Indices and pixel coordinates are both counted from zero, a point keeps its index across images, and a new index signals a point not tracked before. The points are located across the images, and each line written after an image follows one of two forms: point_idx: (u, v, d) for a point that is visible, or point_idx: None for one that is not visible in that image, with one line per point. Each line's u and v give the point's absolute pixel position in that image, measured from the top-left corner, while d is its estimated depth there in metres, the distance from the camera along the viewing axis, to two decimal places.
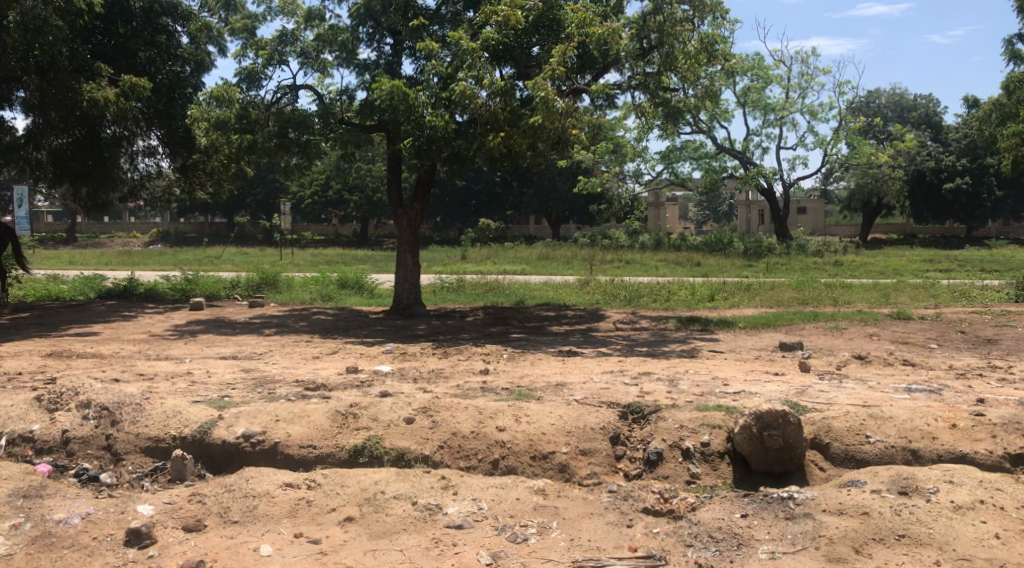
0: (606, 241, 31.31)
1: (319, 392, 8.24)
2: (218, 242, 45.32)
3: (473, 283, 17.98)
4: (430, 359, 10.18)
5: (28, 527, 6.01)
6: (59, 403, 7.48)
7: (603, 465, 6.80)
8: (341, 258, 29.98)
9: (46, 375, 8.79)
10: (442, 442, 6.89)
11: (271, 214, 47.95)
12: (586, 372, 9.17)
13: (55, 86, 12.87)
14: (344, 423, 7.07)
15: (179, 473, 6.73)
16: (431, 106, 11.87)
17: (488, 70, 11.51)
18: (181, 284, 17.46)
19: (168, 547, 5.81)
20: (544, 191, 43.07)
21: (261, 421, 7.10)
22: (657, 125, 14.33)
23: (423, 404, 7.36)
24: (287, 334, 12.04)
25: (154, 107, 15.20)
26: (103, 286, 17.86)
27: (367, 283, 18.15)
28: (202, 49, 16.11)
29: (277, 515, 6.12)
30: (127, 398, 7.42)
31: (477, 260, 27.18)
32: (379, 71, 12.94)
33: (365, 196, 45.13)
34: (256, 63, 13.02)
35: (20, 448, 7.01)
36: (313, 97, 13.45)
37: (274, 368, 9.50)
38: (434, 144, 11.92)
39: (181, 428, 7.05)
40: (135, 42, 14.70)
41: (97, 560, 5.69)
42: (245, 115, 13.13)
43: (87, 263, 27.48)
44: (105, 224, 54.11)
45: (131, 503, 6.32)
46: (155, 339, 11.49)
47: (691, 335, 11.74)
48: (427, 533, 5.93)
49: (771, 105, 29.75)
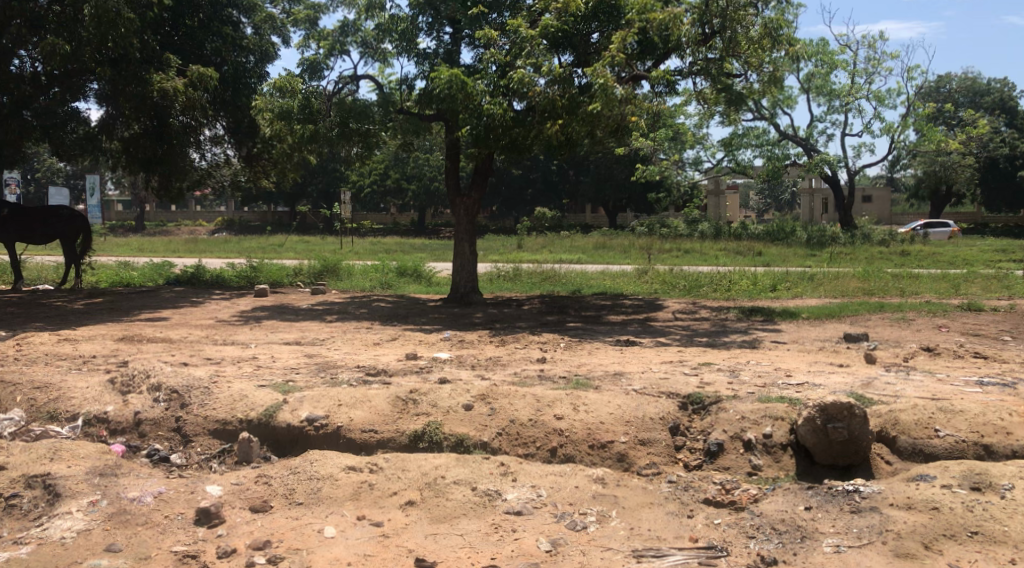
0: (665, 229, 30.98)
1: (380, 378, 8.38)
2: (280, 230, 46.01)
3: (529, 272, 17.93)
4: (487, 347, 10.22)
5: (105, 504, 5.97)
6: (131, 386, 7.75)
7: (662, 455, 6.78)
8: (399, 248, 30.08)
9: (119, 358, 9.06)
10: (500, 429, 6.95)
11: (331, 203, 48.51)
12: (644, 362, 9.11)
13: (126, 77, 13.12)
14: (405, 409, 7.18)
15: (245, 456, 6.89)
16: (490, 94, 11.88)
17: (547, 57, 11.45)
18: (246, 271, 17.86)
19: (236, 527, 5.87)
20: (601, 179, 42.83)
21: (324, 406, 7.25)
22: (719, 112, 14.09)
23: (481, 391, 7.44)
24: (348, 321, 12.25)
25: (220, 97, 15.37)
26: (171, 273, 18.37)
27: (424, 272, 18.33)
28: (267, 39, 16.26)
29: (340, 497, 6.21)
30: (196, 382, 7.67)
31: (534, 249, 27.14)
32: (439, 60, 12.95)
33: (422, 185, 45.49)
34: (318, 54, 13.23)
35: (95, 428, 7.24)
36: (374, 87, 13.60)
37: (336, 354, 9.67)
38: (492, 132, 11.84)
39: (247, 411, 7.24)
40: (202, 33, 14.93)
41: (169, 539, 5.72)
42: (307, 106, 13.32)
43: (155, 252, 28.22)
44: (173, 212, 55.70)
45: (199, 484, 6.39)
46: (221, 325, 11.76)
47: (752, 326, 11.57)
48: (487, 518, 5.98)
49: (836, 91, 29.01)
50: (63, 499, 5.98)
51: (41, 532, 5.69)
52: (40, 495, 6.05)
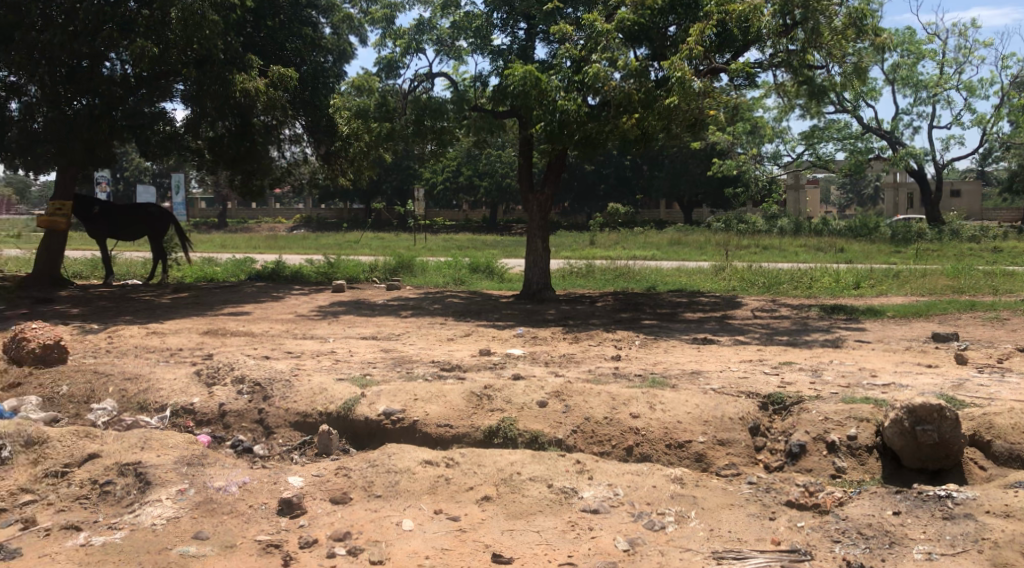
0: (742, 225, 30.41)
1: (454, 373, 8.44)
2: (356, 227, 46.83)
3: (603, 269, 17.82)
4: (561, 344, 10.18)
5: (193, 493, 6.14)
6: (216, 378, 7.98)
7: (741, 456, 6.64)
8: (472, 243, 30.27)
9: (204, 351, 9.34)
10: (576, 426, 6.91)
11: (405, 200, 49.13)
12: (722, 360, 8.94)
13: (210, 78, 13.31)
14: (479, 404, 7.21)
15: (325, 448, 7.01)
16: (564, 90, 11.80)
17: (623, 51, 11.39)
18: (323, 267, 18.22)
19: (317, 518, 5.98)
20: (676, 174, 42.29)
21: (400, 400, 7.34)
22: (799, 105, 13.75)
23: (556, 388, 7.41)
24: (423, 316, 12.37)
25: (299, 96, 15.67)
26: (252, 269, 18.87)
27: (497, 268, 18.39)
28: (344, 39, 16.61)
29: (417, 491, 6.26)
30: (277, 375, 7.86)
31: (608, 245, 26.97)
32: (513, 56, 12.96)
33: (494, 181, 45.68)
34: (394, 53, 13.38)
35: (182, 419, 7.45)
36: (448, 84, 13.69)
37: (412, 349, 9.78)
38: (566, 128, 11.71)
39: (327, 404, 7.37)
40: (283, 34, 15.28)
41: (253, 528, 5.85)
42: (384, 104, 13.55)
43: (237, 248, 29.06)
44: (253, 209, 57.23)
45: (281, 475, 6.53)
46: (301, 320, 12.02)
47: (835, 324, 11.25)
48: (563, 516, 5.96)
49: (923, 82, 27.99)
50: (153, 487, 6.16)
51: (134, 518, 5.86)
52: (132, 482, 6.24)
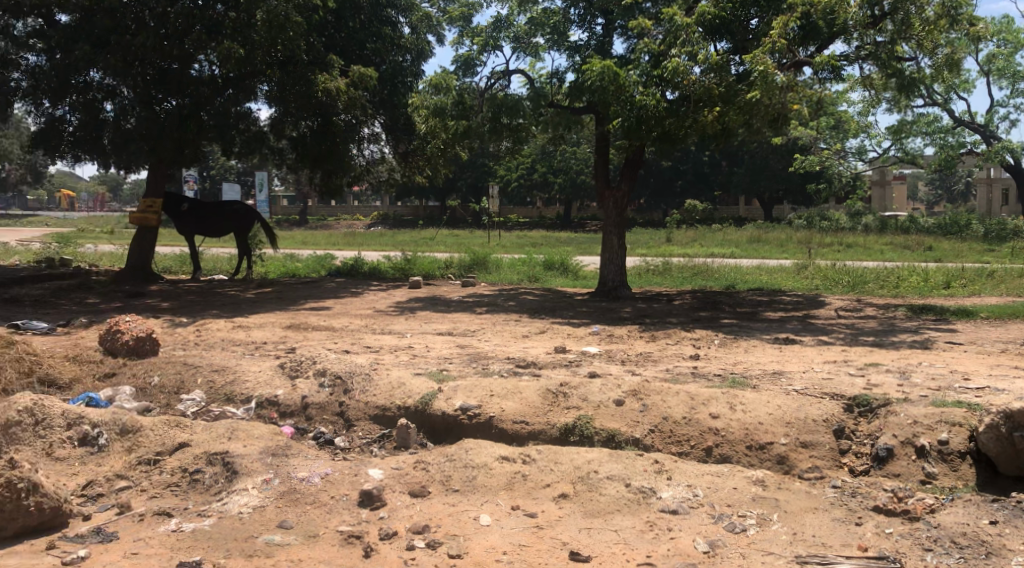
0: (825, 223, 29.61)
1: (531, 370, 8.45)
2: (432, 224, 47.34)
3: (680, 266, 17.58)
4: (638, 342, 10.09)
5: (277, 483, 6.29)
6: (299, 370, 8.16)
7: (825, 459, 6.47)
8: (546, 240, 30.26)
9: (287, 345, 9.58)
10: (653, 426, 6.83)
11: (480, 197, 49.42)
12: (805, 361, 8.72)
13: (294, 79, 13.76)
14: (556, 401, 7.20)
15: (404, 442, 7.13)
16: (642, 85, 11.66)
17: (703, 45, 11.22)
18: (400, 264, 18.48)
19: (396, 511, 6.07)
20: (756, 170, 41.43)
21: (477, 395, 7.38)
22: (887, 98, 13.30)
23: (633, 386, 7.33)
24: (498, 313, 12.41)
25: (379, 95, 16.01)
26: (332, 265, 19.27)
27: (572, 265, 18.34)
28: (423, 38, 16.70)
29: (495, 486, 6.29)
30: (357, 368, 8.00)
31: (684, 242, 26.62)
32: (590, 52, 12.89)
33: (569, 178, 45.53)
34: (472, 50, 13.44)
35: (267, 410, 7.65)
36: (525, 81, 13.70)
37: (488, 345, 9.82)
38: (644, 123, 11.56)
39: (405, 399, 7.47)
40: (363, 34, 15.48)
41: (335, 518, 5.97)
42: (461, 102, 13.74)
43: (317, 244, 29.69)
44: (332, 207, 58.40)
45: (362, 467, 6.62)
46: (379, 315, 12.21)
47: (924, 325, 10.85)
48: (641, 515, 5.91)
49: (1021, 72, 26.74)
50: (240, 476, 6.34)
51: (222, 506, 6.04)
52: (220, 471, 6.43)
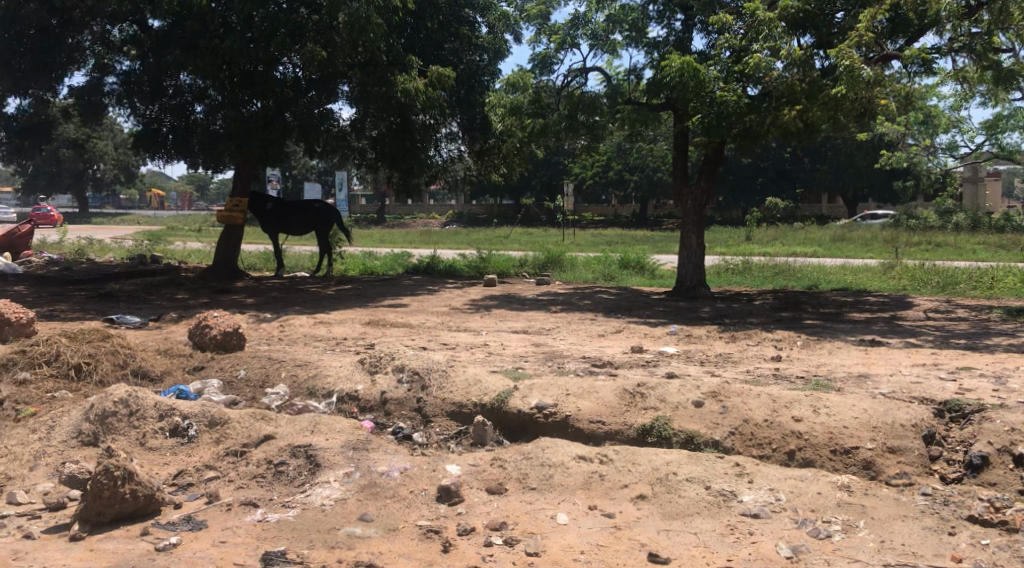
0: (912, 221, 28.60)
1: (607, 369, 8.40)
2: (507, 223, 47.52)
3: (760, 266, 17.22)
4: (717, 343, 9.92)
5: (358, 476, 6.40)
6: (378, 366, 8.28)
7: (914, 465, 6.25)
8: (621, 239, 30.05)
9: (366, 341, 9.75)
10: (733, 428, 6.71)
11: (555, 195, 49.39)
12: (892, 364, 8.44)
13: (374, 79, 13.87)
14: (633, 401, 7.13)
15: (480, 438, 7.14)
16: (723, 80, 11.54)
17: (786, 40, 10.94)
18: (476, 262, 18.59)
19: (474, 507, 6.11)
20: (840, 167, 40.30)
21: (554, 394, 7.37)
22: (982, 91, 12.72)
23: (712, 388, 7.22)
24: (573, 312, 12.38)
25: (457, 95, 16.17)
26: (409, 262, 19.52)
27: (649, 264, 18.15)
28: (500, 36, 16.73)
29: (572, 485, 6.27)
30: (435, 365, 8.08)
31: (763, 241, 26.08)
32: (669, 48, 12.74)
33: (645, 176, 45.09)
34: (549, 49, 13.45)
35: (347, 405, 7.79)
36: (602, 79, 13.62)
37: (564, 344, 9.80)
38: (724, 120, 11.33)
39: (481, 396, 7.52)
40: (441, 35, 15.60)
41: (414, 513, 6.04)
42: (539, 100, 13.80)
43: (395, 242, 30.13)
44: (408, 205, 59.19)
45: (440, 462, 6.68)
46: (455, 313, 12.31)
47: (1021, 328, 10.37)
48: (721, 518, 5.82)
49: None
50: (323, 469, 6.48)
51: (305, 498, 6.19)
52: (303, 464, 6.58)
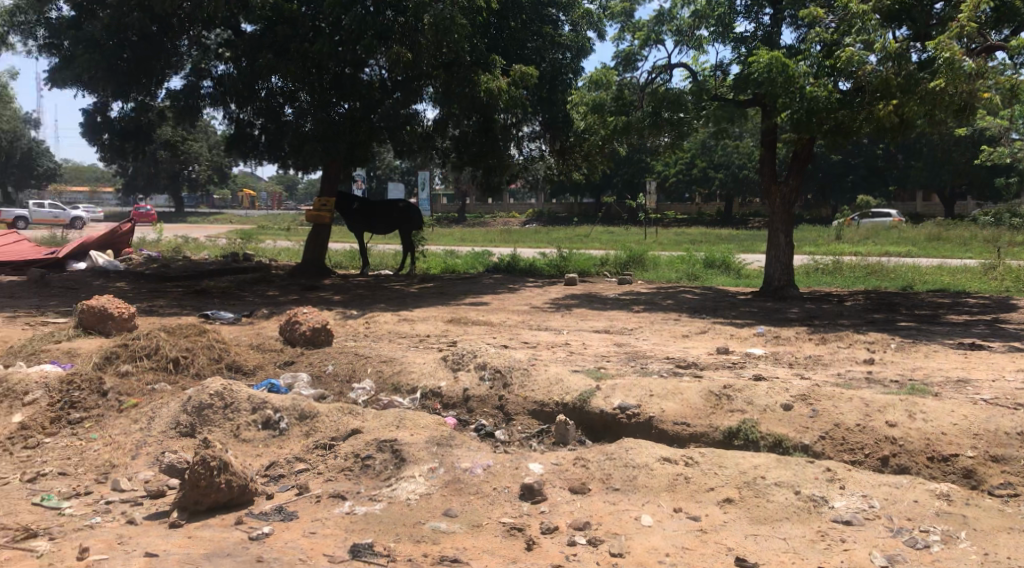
0: (1016, 219, 27.26)
1: (691, 370, 8.28)
2: (588, 221, 47.30)
3: (851, 266, 16.70)
4: (806, 345, 9.66)
5: (442, 472, 6.47)
6: (460, 363, 8.33)
7: (1019, 475, 5.99)
8: (705, 238, 29.55)
9: (448, 339, 9.85)
10: (823, 432, 6.52)
11: (636, 193, 48.91)
12: (995, 369, 8.06)
13: (457, 79, 14.03)
14: (718, 404, 7.01)
15: (562, 437, 7.13)
16: (813, 76, 11.21)
17: (881, 33, 10.63)
18: (557, 260, 18.58)
19: (557, 506, 6.09)
20: (937, 163, 38.71)
21: (637, 394, 7.30)
22: None
23: (802, 391, 7.04)
24: (656, 312, 12.24)
25: (539, 94, 16.31)
26: (490, 261, 19.65)
27: (734, 264, 17.81)
28: (583, 34, 16.73)
29: (656, 487, 6.19)
30: (516, 363, 8.11)
31: (855, 240, 25.26)
32: (757, 43, 12.47)
33: (730, 173, 44.25)
34: (633, 46, 13.34)
35: (431, 401, 7.88)
36: (687, 75, 13.45)
37: (647, 344, 9.70)
38: (815, 116, 11.03)
39: (563, 395, 7.50)
40: (524, 34, 15.62)
41: (497, 510, 6.07)
42: (621, 98, 13.74)
43: (477, 241, 30.34)
44: (490, 204, 59.54)
45: (523, 460, 6.69)
46: (536, 311, 12.32)
47: None
48: (812, 524, 5.67)
49: None
50: (408, 464, 6.57)
51: (391, 492, 6.28)
52: (389, 458, 6.68)
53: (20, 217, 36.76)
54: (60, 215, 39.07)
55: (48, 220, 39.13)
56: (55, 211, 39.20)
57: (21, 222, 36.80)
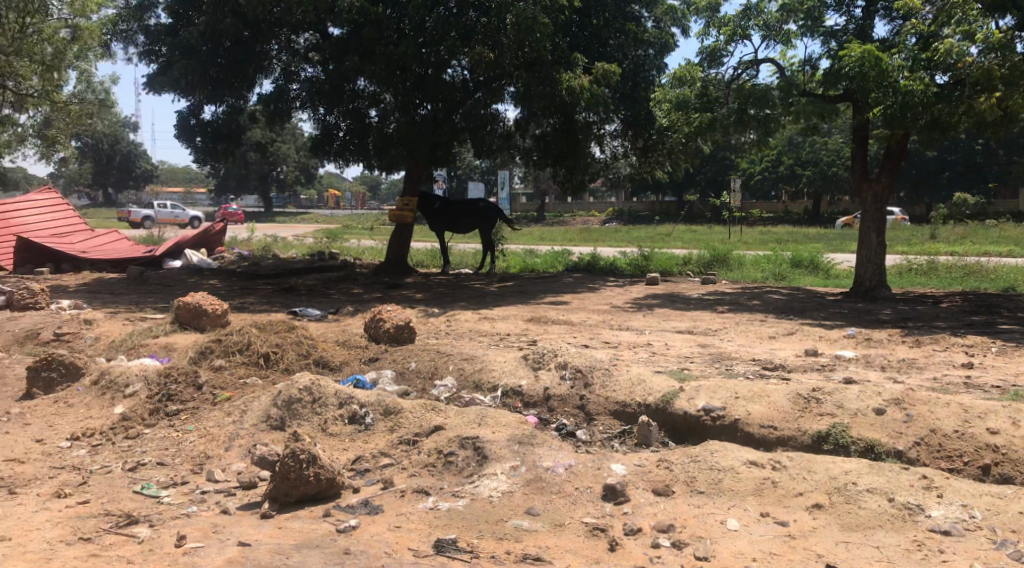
0: None
1: (778, 372, 8.08)
2: (669, 220, 46.72)
3: (948, 266, 16.06)
4: (899, 347, 9.32)
5: (524, 470, 6.48)
6: (541, 362, 8.32)
7: None
8: (792, 237, 28.83)
9: (529, 338, 9.86)
10: (919, 438, 6.34)
11: (720, 191, 48.06)
12: None
13: (539, 79, 13.90)
14: (807, 407, 6.82)
15: (645, 439, 7.06)
16: (908, 69, 10.76)
17: (982, 23, 10.28)
18: (638, 260, 18.42)
19: (640, 507, 6.03)
20: None
21: (721, 396, 7.16)
22: None
23: (895, 395, 6.81)
24: (741, 312, 12.00)
25: (621, 91, 16.00)
26: (570, 260, 19.61)
27: (822, 263, 17.32)
28: (667, 30, 16.54)
29: (742, 491, 6.06)
30: (598, 363, 8.06)
31: (952, 239, 24.28)
32: (848, 36, 12.10)
33: (819, 170, 43.10)
34: (718, 41, 13.09)
35: (511, 400, 7.89)
36: (775, 70, 13.14)
37: (731, 345, 9.52)
38: (910, 110, 10.56)
39: (646, 396, 7.43)
40: (607, 31, 15.56)
41: (580, 510, 6.05)
42: (706, 94, 13.59)
43: (558, 240, 30.30)
44: (570, 203, 59.42)
45: (605, 461, 6.65)
46: (618, 311, 12.23)
47: None
48: (907, 533, 5.49)
49: None
50: (490, 461, 6.60)
51: (474, 488, 6.33)
52: (471, 455, 6.72)
53: (145, 216, 39.14)
54: (181, 214, 41.62)
55: (168, 218, 41.57)
56: (176, 210, 41.76)
57: (148, 220, 39.43)
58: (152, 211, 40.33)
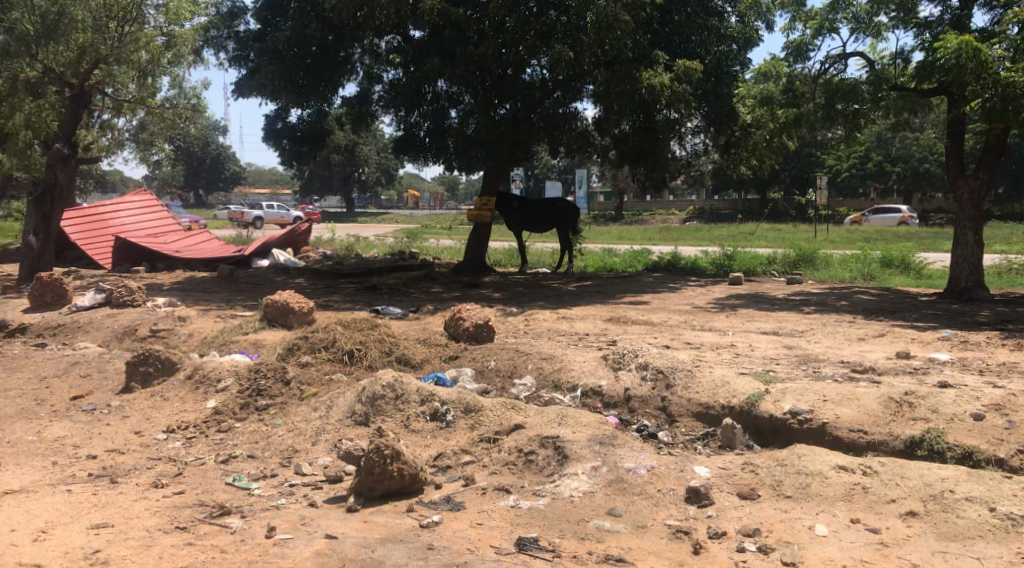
0: None
1: (868, 375, 7.82)
2: (752, 218, 45.80)
3: None
4: (998, 351, 8.91)
5: (605, 471, 6.44)
6: (621, 363, 8.26)
7: None
8: (882, 235, 27.92)
9: (609, 338, 9.80)
10: (1021, 446, 6.07)
11: (805, 188, 46.86)
12: None
13: (619, 77, 13.88)
14: (899, 411, 6.61)
15: (729, 441, 6.94)
16: (1009, 61, 10.32)
17: None
18: (720, 259, 18.12)
19: (725, 511, 5.92)
20: None
21: (808, 400, 6.98)
22: None
23: (995, 401, 6.56)
24: (829, 313, 11.67)
25: (703, 87, 15.88)
26: (649, 259, 19.43)
27: (914, 262, 16.72)
28: (751, 25, 16.16)
29: (831, 496, 5.89)
30: (680, 364, 7.95)
31: None
32: (944, 28, 11.61)
33: (910, 167, 41.64)
34: (804, 35, 12.77)
35: (591, 400, 7.84)
36: (864, 64, 12.72)
37: (818, 347, 9.26)
38: (1011, 102, 10.09)
39: (729, 398, 7.29)
40: (689, 27, 15.29)
41: (663, 512, 5.98)
42: (792, 89, 13.27)
43: (637, 239, 30.05)
44: (649, 202, 58.84)
45: (688, 463, 6.56)
46: (700, 311, 12.05)
47: None
48: (1010, 545, 5.26)
49: None
50: (571, 461, 6.59)
51: (555, 488, 6.33)
52: (552, 454, 6.72)
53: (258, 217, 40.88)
54: (285, 214, 43.34)
55: (275, 218, 43.36)
56: (282, 210, 43.55)
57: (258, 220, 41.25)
58: (262, 211, 42.26)
